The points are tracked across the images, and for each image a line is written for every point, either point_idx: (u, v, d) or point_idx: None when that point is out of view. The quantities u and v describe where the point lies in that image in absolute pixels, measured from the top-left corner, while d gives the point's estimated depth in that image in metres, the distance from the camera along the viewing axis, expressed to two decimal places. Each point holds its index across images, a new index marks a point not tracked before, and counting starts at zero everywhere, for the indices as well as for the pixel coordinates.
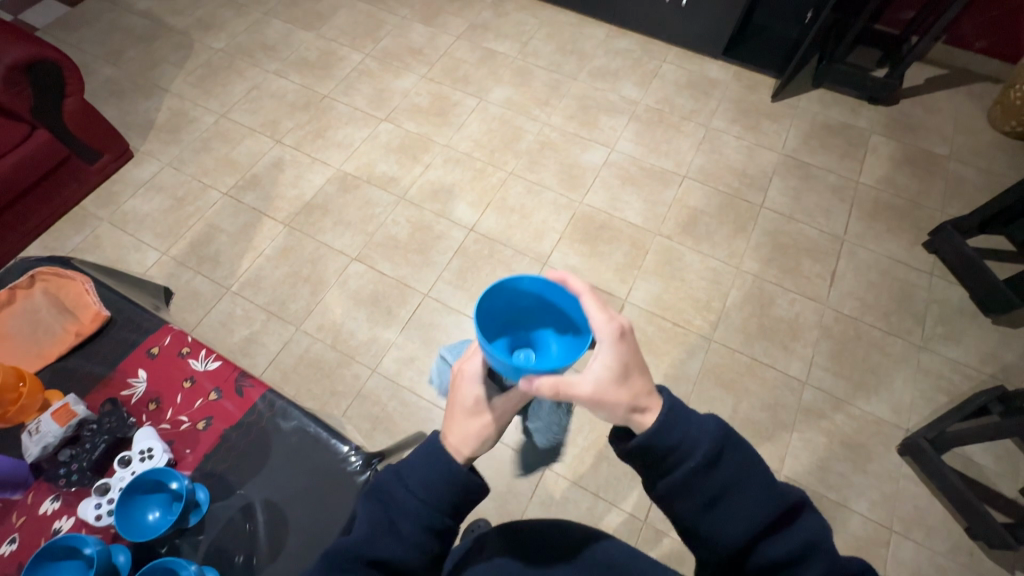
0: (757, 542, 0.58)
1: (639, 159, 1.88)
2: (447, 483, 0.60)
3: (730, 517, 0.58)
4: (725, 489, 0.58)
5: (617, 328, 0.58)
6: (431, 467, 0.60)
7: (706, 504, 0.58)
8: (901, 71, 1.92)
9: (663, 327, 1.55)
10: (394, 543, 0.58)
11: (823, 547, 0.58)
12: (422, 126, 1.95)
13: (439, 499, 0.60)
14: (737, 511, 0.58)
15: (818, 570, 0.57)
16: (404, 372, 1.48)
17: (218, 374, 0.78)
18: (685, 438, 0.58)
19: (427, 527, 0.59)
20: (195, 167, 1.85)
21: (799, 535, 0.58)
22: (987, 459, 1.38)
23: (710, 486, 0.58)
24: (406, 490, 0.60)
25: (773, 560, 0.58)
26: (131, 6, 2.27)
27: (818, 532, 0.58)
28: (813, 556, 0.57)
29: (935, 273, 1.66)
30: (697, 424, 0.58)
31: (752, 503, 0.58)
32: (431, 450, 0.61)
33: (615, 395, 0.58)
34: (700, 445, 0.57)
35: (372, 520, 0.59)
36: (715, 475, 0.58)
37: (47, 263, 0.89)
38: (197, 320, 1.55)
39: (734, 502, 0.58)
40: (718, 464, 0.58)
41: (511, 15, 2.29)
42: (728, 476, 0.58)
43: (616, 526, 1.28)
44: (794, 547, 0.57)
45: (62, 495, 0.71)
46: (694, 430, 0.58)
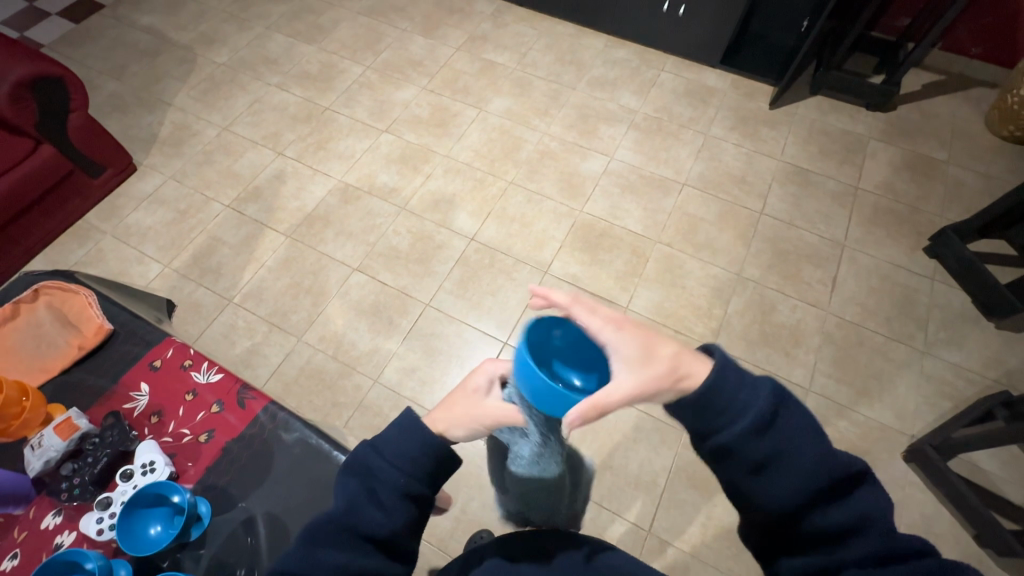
0: (807, 508, 0.55)
1: (638, 167, 1.89)
2: (424, 454, 0.62)
3: (778, 482, 0.55)
4: (777, 454, 0.55)
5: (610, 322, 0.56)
6: (409, 439, 0.62)
7: (753, 468, 0.56)
8: (898, 77, 1.93)
9: (664, 334, 1.55)
10: (378, 512, 0.60)
11: (878, 521, 0.54)
12: (422, 137, 1.96)
13: (417, 468, 0.61)
14: (787, 478, 0.55)
15: (873, 545, 0.53)
16: (406, 382, 1.48)
17: (220, 386, 0.78)
18: (735, 400, 0.56)
19: (406, 495, 0.61)
20: (198, 180, 1.86)
21: (854, 506, 0.54)
22: (994, 465, 1.37)
23: (760, 450, 0.55)
24: (384, 463, 0.61)
25: (819, 526, 0.55)
26: (136, 21, 2.30)
27: (875, 506, 0.54)
28: (868, 529, 0.54)
29: (937, 278, 1.66)
30: (749, 385, 0.56)
31: (804, 470, 0.55)
32: (408, 424, 0.62)
33: (651, 378, 0.54)
34: (751, 411, 0.55)
35: (353, 492, 0.60)
36: (765, 441, 0.55)
37: (51, 277, 0.90)
38: (198, 332, 1.56)
39: (784, 467, 0.55)
40: (769, 430, 0.55)
41: (510, 26, 2.32)
42: (779, 442, 0.55)
43: (620, 536, 1.27)
44: (844, 517, 0.54)
45: (65, 509, 0.71)
46: (746, 396, 0.56)
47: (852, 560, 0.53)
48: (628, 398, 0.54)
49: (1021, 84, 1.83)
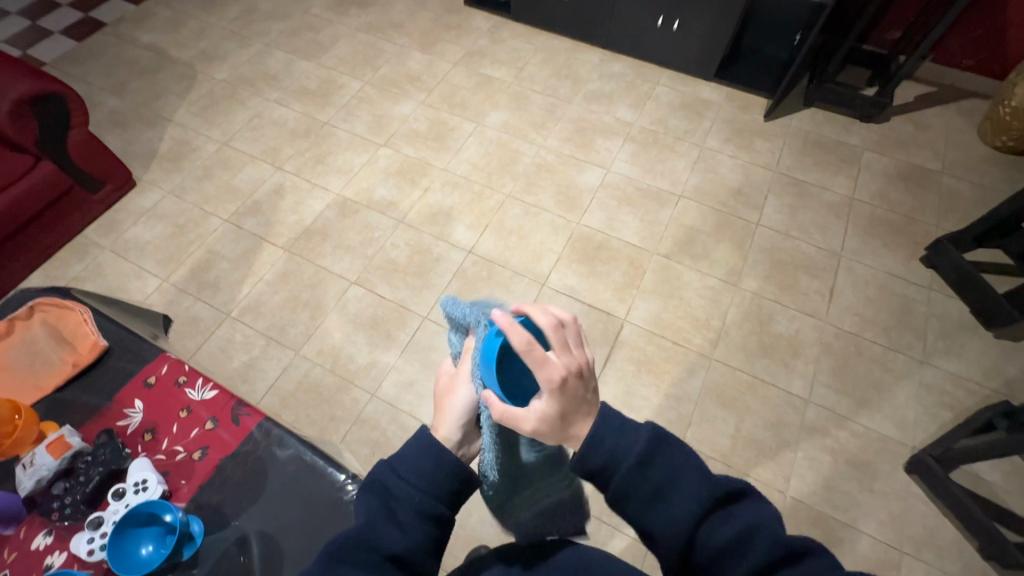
0: (701, 531, 0.57)
1: (635, 179, 1.90)
2: (443, 470, 0.62)
3: (672, 512, 0.58)
4: (662, 485, 0.59)
5: (559, 379, 0.55)
6: (424, 455, 0.62)
7: (647, 504, 0.59)
8: (891, 89, 1.98)
9: (662, 346, 1.55)
10: (398, 534, 0.58)
11: (766, 528, 0.55)
12: (420, 151, 1.98)
13: (434, 484, 0.62)
14: (676, 506, 0.58)
15: (766, 550, 0.54)
16: (403, 396, 1.47)
17: (215, 403, 0.78)
18: (617, 445, 0.59)
19: (424, 514, 0.60)
20: (197, 195, 1.87)
21: (740, 519, 0.57)
22: (996, 476, 1.36)
23: (648, 483, 0.59)
24: (401, 481, 0.61)
25: (717, 548, 0.56)
26: (137, 39, 2.33)
27: (759, 514, 0.57)
28: (757, 538, 0.55)
29: (934, 288, 1.66)
30: (629, 428, 0.60)
31: (689, 497, 0.58)
32: (424, 442, 0.63)
33: (548, 431, 0.59)
34: (629, 447, 0.59)
35: (372, 513, 0.59)
36: (648, 474, 0.59)
37: (46, 293, 0.90)
38: (196, 347, 1.55)
39: (673, 498, 0.58)
40: (650, 463, 0.59)
41: (507, 41, 2.35)
42: (661, 473, 0.59)
43: (620, 551, 1.25)
44: (735, 532, 0.56)
45: (55, 530, 0.70)
46: (621, 434, 0.60)
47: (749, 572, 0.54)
48: (529, 427, 0.58)
49: (1012, 95, 1.85)
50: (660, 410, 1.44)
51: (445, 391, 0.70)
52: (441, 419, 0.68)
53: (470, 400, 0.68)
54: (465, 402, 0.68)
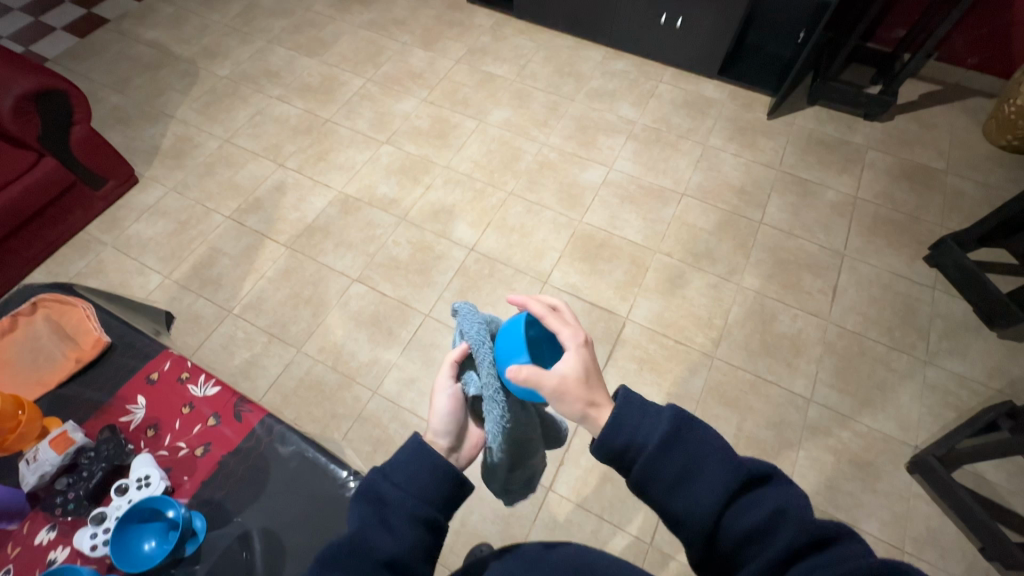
0: (729, 513, 0.57)
1: (638, 178, 1.90)
2: (434, 478, 0.63)
3: (697, 495, 0.57)
4: (688, 467, 0.58)
5: (581, 336, 0.67)
6: (419, 462, 0.63)
7: (672, 486, 0.58)
8: (895, 88, 1.96)
9: (664, 345, 1.55)
10: (389, 538, 0.58)
11: (792, 512, 0.55)
12: (422, 148, 1.97)
13: (425, 490, 0.62)
14: (703, 488, 0.58)
15: (794, 535, 0.53)
16: (405, 394, 1.47)
17: (217, 399, 0.78)
18: (640, 428, 0.61)
19: (415, 518, 0.60)
20: (199, 192, 1.87)
21: (767, 503, 0.56)
22: (999, 476, 1.36)
23: (674, 465, 0.59)
24: (393, 487, 0.61)
25: (746, 531, 0.56)
26: (140, 35, 2.33)
27: (786, 498, 0.56)
28: (786, 521, 0.54)
29: (938, 288, 1.65)
30: (651, 413, 0.61)
31: (715, 479, 0.57)
32: (418, 449, 0.63)
33: (577, 391, 0.64)
34: (655, 428, 0.60)
35: (365, 518, 0.59)
36: (675, 456, 0.59)
37: (49, 289, 0.90)
38: (197, 343, 1.55)
39: (699, 479, 0.58)
40: (676, 446, 0.59)
41: (510, 39, 2.34)
42: (687, 455, 0.59)
43: (621, 549, 1.25)
44: (763, 514, 0.55)
45: (59, 524, 0.70)
46: (648, 418, 0.61)
47: (778, 556, 0.53)
48: (551, 385, 0.63)
49: (1017, 94, 1.84)
50: None
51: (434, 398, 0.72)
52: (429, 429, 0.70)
53: (451, 407, 0.69)
54: (444, 410, 0.69)
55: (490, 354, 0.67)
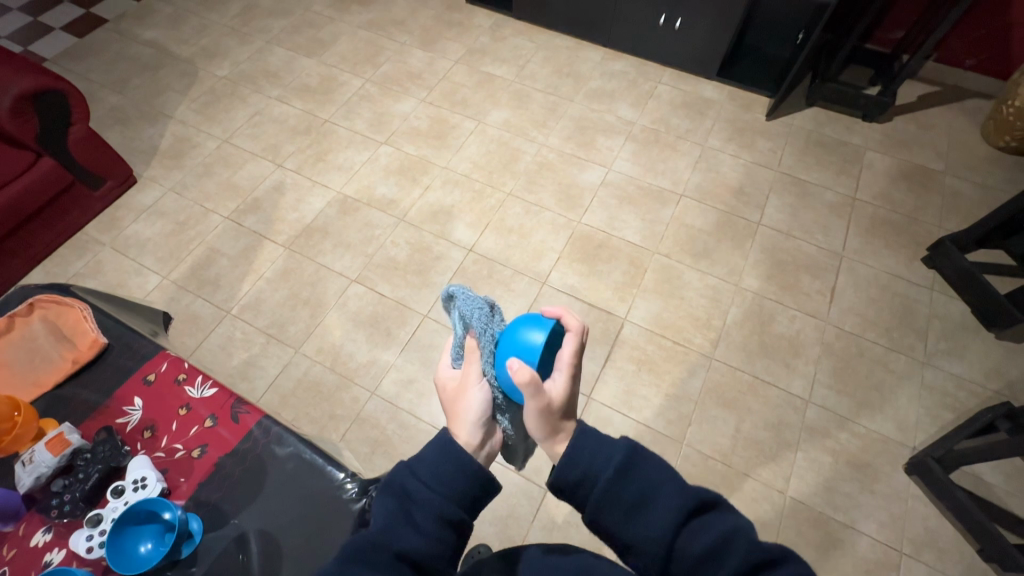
0: (680, 540, 0.57)
1: (637, 178, 1.90)
2: (462, 476, 0.62)
3: (650, 522, 0.57)
4: (640, 495, 0.59)
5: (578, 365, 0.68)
6: (446, 459, 0.63)
7: (626, 514, 0.58)
8: (892, 90, 1.96)
9: (663, 345, 1.55)
10: (414, 535, 0.58)
11: (740, 536, 0.55)
12: (421, 149, 1.97)
13: (450, 489, 0.62)
14: (654, 515, 0.58)
15: (740, 558, 0.54)
16: (404, 395, 1.47)
17: (214, 401, 0.78)
18: (593, 457, 0.61)
19: (441, 517, 0.60)
20: (197, 192, 1.87)
21: (715, 528, 0.57)
22: (997, 477, 1.36)
23: (628, 493, 0.59)
24: (421, 484, 0.61)
25: (695, 558, 0.56)
26: (138, 36, 2.33)
27: (734, 524, 0.57)
28: (732, 546, 0.55)
29: (936, 289, 1.65)
30: (604, 441, 0.62)
31: (667, 506, 0.58)
32: (445, 446, 0.63)
33: (550, 415, 0.66)
34: (609, 457, 0.60)
35: (391, 515, 0.58)
36: (629, 484, 0.59)
37: (46, 290, 0.90)
38: (196, 344, 1.55)
39: (652, 506, 0.58)
40: (630, 473, 0.59)
41: (509, 39, 2.34)
42: (640, 483, 0.59)
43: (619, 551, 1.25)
44: (711, 540, 0.56)
45: (55, 526, 0.70)
46: (600, 447, 0.61)
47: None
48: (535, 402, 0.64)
49: (1015, 95, 1.84)
50: (661, 410, 1.44)
51: (458, 396, 0.71)
52: (459, 426, 0.67)
53: (487, 398, 0.70)
54: (480, 401, 0.69)
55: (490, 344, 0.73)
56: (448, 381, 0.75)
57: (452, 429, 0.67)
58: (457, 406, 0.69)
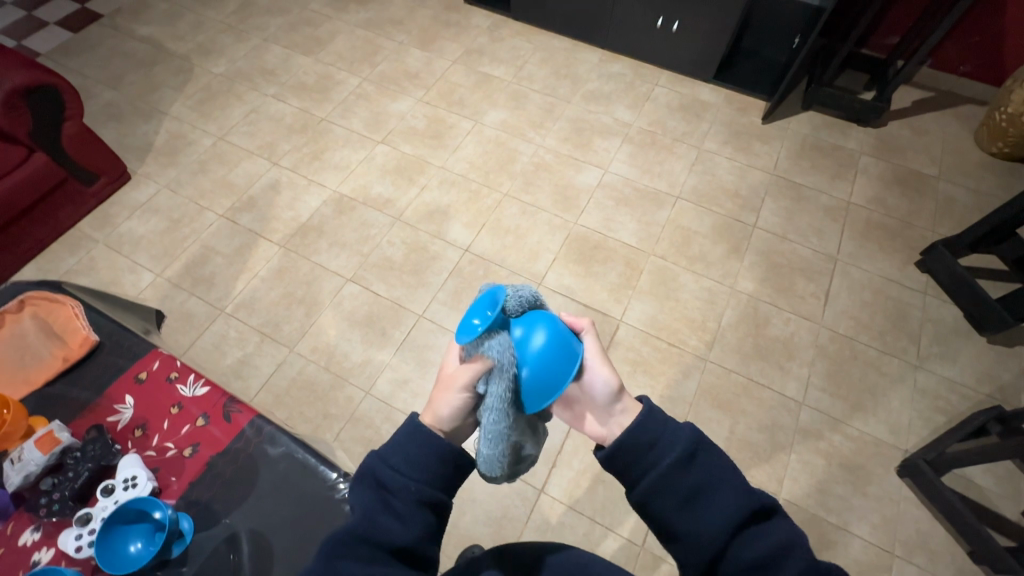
0: (734, 538, 0.58)
1: (632, 180, 1.90)
2: (440, 460, 0.62)
3: (707, 516, 0.58)
4: (700, 489, 0.59)
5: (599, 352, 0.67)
6: (417, 446, 0.62)
7: (684, 505, 0.59)
8: (888, 94, 1.96)
9: (658, 347, 1.55)
10: (394, 522, 0.58)
11: (798, 549, 0.57)
12: (418, 149, 1.97)
13: (424, 470, 0.61)
14: (715, 510, 0.58)
15: (799, 569, 0.55)
16: (398, 395, 1.46)
17: (206, 400, 0.78)
18: (658, 443, 0.61)
19: (421, 501, 0.60)
20: (192, 189, 1.86)
21: (774, 536, 0.57)
22: (988, 480, 1.37)
23: (685, 485, 0.59)
24: (393, 472, 0.61)
25: (748, 561, 0.56)
26: (134, 32, 2.31)
27: (791, 534, 0.58)
28: (790, 556, 0.56)
29: (929, 292, 1.67)
30: (672, 430, 0.61)
31: (728, 504, 0.58)
32: (414, 432, 0.62)
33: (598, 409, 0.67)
34: (674, 447, 0.60)
35: (369, 504, 0.59)
36: (690, 476, 0.59)
37: (37, 287, 0.89)
38: (189, 342, 1.54)
39: (708, 501, 0.59)
40: (692, 465, 0.60)
41: (506, 40, 2.34)
42: (699, 477, 0.59)
43: (612, 552, 1.25)
44: (770, 548, 0.56)
45: (43, 525, 0.69)
46: (667, 435, 0.61)
47: None
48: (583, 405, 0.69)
49: (1008, 102, 1.85)
50: None
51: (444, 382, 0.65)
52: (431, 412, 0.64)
53: (463, 404, 0.63)
54: (459, 404, 0.63)
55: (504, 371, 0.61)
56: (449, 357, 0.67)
57: (424, 415, 0.64)
58: (431, 400, 0.64)
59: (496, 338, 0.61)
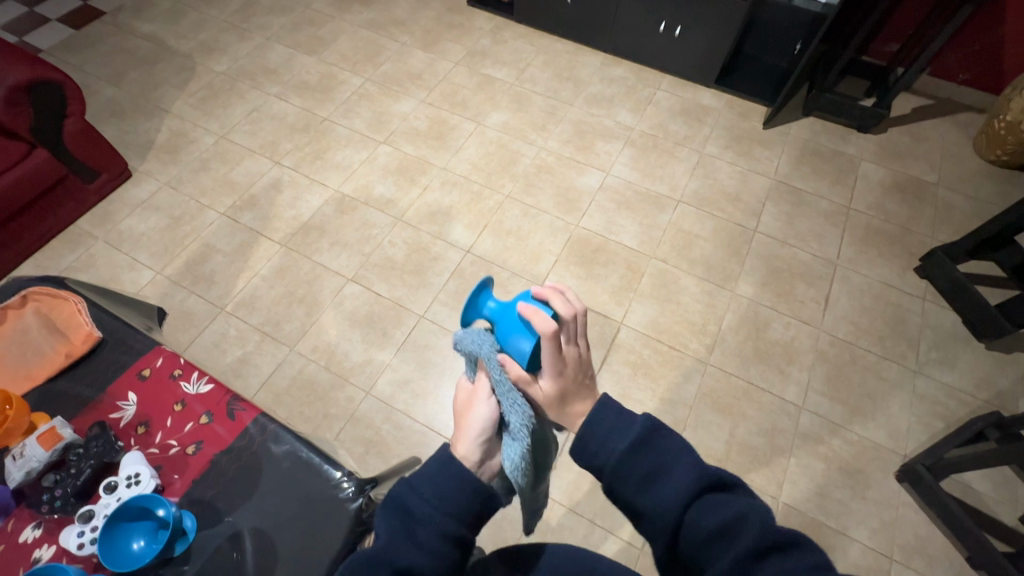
0: (689, 513, 0.56)
1: (634, 183, 1.91)
2: (465, 491, 0.61)
3: (660, 494, 0.57)
4: (652, 470, 0.58)
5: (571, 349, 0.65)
6: (446, 476, 0.61)
7: (639, 486, 0.58)
8: (888, 101, 1.97)
9: (658, 350, 1.55)
10: (415, 551, 0.57)
11: (755, 518, 0.53)
12: (420, 149, 1.97)
13: (454, 504, 0.60)
14: (667, 487, 0.57)
15: (754, 538, 0.52)
16: (399, 395, 1.46)
17: (210, 397, 0.77)
18: (608, 429, 0.61)
19: (445, 535, 0.59)
20: (193, 188, 1.85)
21: (731, 508, 0.55)
22: (985, 486, 1.37)
23: (639, 468, 0.58)
24: (421, 500, 0.60)
25: (704, 533, 0.55)
26: (136, 29, 2.31)
27: (750, 506, 0.55)
28: (746, 525, 0.53)
29: (927, 298, 1.68)
30: (623, 417, 0.61)
31: (681, 481, 0.57)
32: (445, 463, 0.61)
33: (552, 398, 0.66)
34: (625, 432, 0.60)
35: (393, 530, 0.58)
36: (643, 458, 0.59)
37: (40, 283, 0.88)
38: (189, 340, 1.54)
39: (663, 479, 0.58)
40: (645, 448, 0.59)
41: (509, 42, 2.35)
42: (654, 458, 0.59)
43: (612, 554, 1.25)
44: (725, 519, 0.54)
45: (44, 522, 0.69)
46: (619, 423, 0.61)
47: (739, 556, 0.52)
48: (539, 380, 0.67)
49: (1007, 110, 1.87)
50: (655, 414, 1.45)
51: (465, 410, 0.68)
52: (461, 442, 0.65)
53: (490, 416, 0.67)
54: (484, 421, 0.66)
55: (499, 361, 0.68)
56: (463, 390, 0.72)
57: (454, 446, 0.65)
58: (461, 425, 0.66)
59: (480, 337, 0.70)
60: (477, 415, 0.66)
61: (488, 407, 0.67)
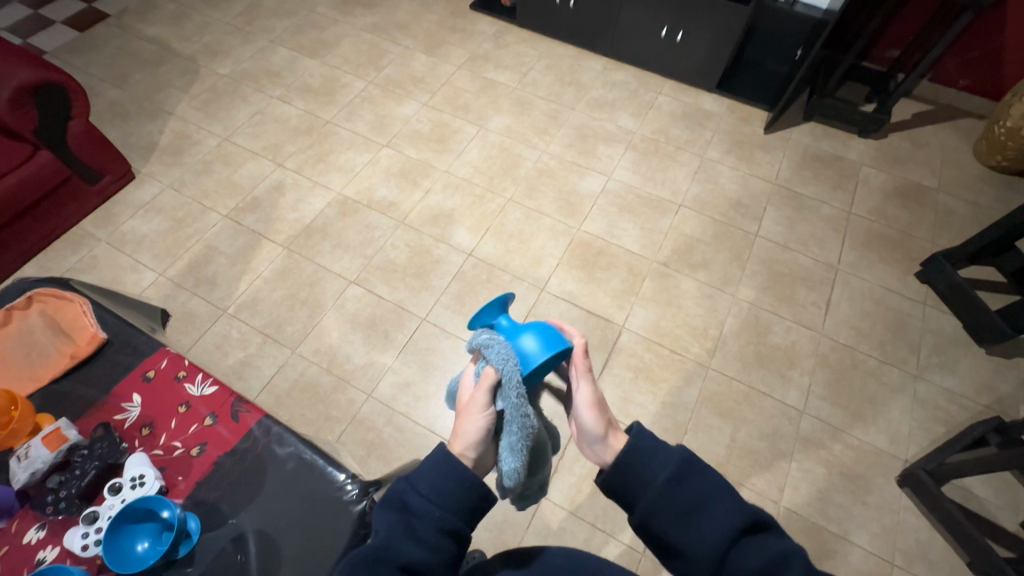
0: (732, 551, 0.58)
1: (636, 187, 1.91)
2: (461, 487, 0.62)
3: (703, 532, 0.58)
4: (693, 506, 0.60)
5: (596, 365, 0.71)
6: (443, 475, 0.62)
7: (679, 521, 0.59)
8: (889, 106, 1.98)
9: (660, 354, 1.55)
10: (415, 546, 0.58)
11: (796, 558, 0.57)
12: (422, 152, 1.98)
13: (449, 500, 0.61)
14: (709, 524, 0.59)
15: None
16: (400, 398, 1.46)
17: (214, 399, 0.78)
18: (647, 463, 0.62)
19: (443, 529, 0.60)
20: (196, 190, 1.86)
21: (771, 547, 0.58)
22: (986, 491, 1.37)
23: (680, 502, 0.60)
24: (419, 496, 0.61)
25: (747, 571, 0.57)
26: (140, 32, 2.32)
27: (790, 546, 0.58)
28: (788, 566, 0.56)
29: (928, 303, 1.68)
30: (662, 450, 0.62)
31: (724, 520, 0.58)
32: (441, 460, 0.62)
33: (597, 411, 0.68)
34: (665, 465, 0.61)
35: (392, 525, 0.59)
36: (683, 493, 0.60)
37: (46, 284, 0.89)
38: (191, 341, 1.54)
39: (705, 516, 0.59)
40: (685, 482, 0.60)
41: (512, 46, 2.36)
42: (693, 493, 0.60)
43: (614, 557, 1.25)
44: (769, 559, 0.57)
45: (49, 523, 0.69)
46: (657, 456, 0.62)
47: None
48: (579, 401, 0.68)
49: (1006, 115, 1.88)
50: (656, 418, 1.45)
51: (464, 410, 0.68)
52: (458, 440, 0.66)
53: (485, 426, 0.66)
54: (479, 428, 0.66)
55: (514, 376, 0.65)
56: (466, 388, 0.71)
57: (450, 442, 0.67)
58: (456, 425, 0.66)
59: (498, 350, 0.66)
60: (475, 417, 0.66)
61: (487, 413, 0.66)
